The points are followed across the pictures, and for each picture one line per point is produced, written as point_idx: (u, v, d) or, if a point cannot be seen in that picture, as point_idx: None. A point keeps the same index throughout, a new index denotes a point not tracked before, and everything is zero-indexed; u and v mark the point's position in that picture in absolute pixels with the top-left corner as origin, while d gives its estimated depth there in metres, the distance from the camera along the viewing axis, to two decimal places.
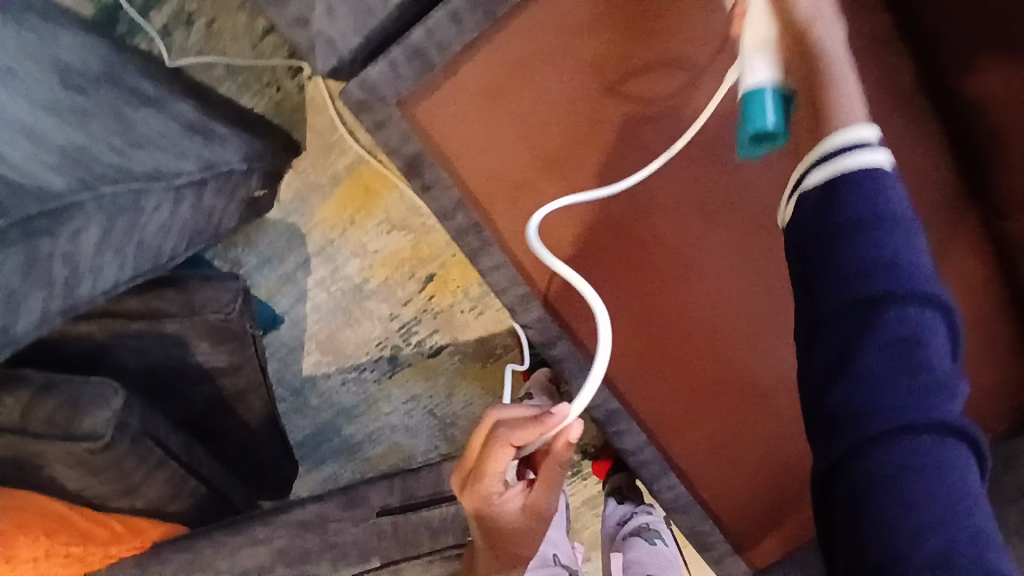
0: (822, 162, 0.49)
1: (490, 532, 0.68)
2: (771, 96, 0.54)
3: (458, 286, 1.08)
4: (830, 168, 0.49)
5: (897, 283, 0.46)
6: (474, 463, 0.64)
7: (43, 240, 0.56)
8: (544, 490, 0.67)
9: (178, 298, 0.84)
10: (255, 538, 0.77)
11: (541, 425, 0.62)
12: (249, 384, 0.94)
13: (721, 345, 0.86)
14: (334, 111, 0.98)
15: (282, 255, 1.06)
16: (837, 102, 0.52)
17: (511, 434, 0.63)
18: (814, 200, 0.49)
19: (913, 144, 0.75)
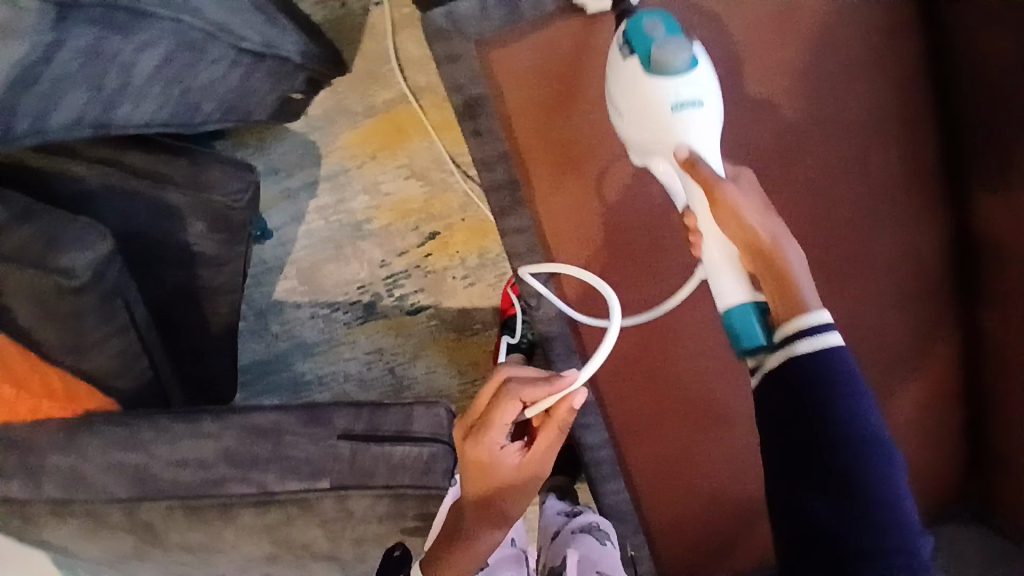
0: (803, 341, 0.58)
1: (479, 482, 0.69)
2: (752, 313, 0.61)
3: (457, 252, 1.07)
4: (805, 348, 0.58)
5: (862, 430, 0.56)
6: (483, 413, 0.67)
7: (112, 39, 0.56)
8: (541, 453, 0.68)
9: (188, 169, 0.79)
10: (201, 431, 0.72)
11: (550, 384, 0.65)
12: (227, 285, 0.88)
13: (702, 370, 0.89)
14: (392, 43, 0.98)
15: (292, 171, 1.04)
16: (803, 293, 0.59)
17: (521, 390, 0.66)
18: (793, 374, 0.58)
19: (916, 224, 0.83)
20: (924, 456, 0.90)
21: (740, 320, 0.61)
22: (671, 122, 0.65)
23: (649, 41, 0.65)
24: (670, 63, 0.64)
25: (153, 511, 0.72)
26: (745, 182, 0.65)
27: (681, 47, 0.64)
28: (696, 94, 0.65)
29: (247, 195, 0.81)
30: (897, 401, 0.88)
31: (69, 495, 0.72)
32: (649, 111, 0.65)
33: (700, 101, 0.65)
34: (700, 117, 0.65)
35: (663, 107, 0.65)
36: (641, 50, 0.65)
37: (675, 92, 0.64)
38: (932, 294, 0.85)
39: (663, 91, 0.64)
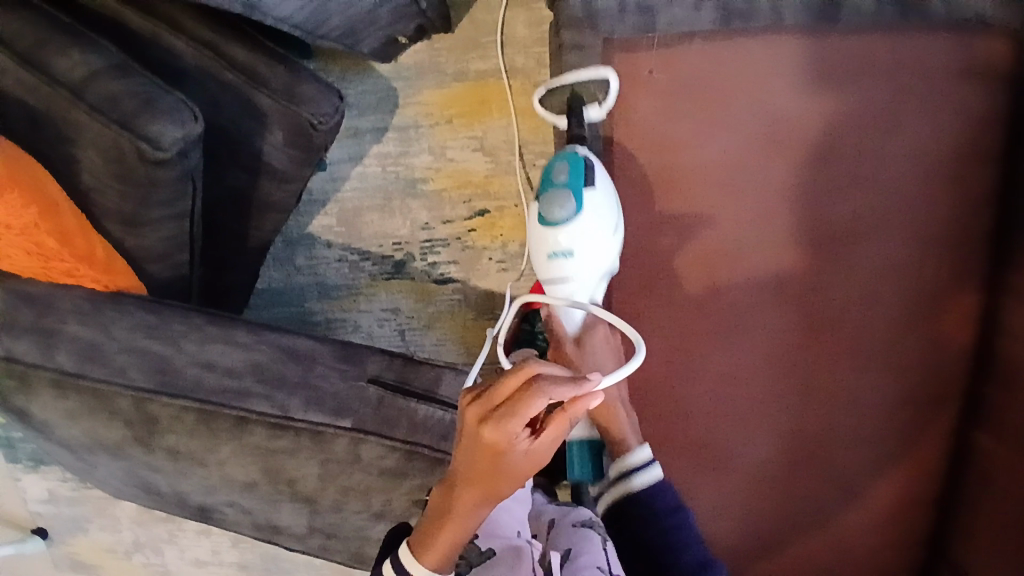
0: (636, 478, 0.72)
1: (484, 468, 0.66)
2: (579, 449, 0.80)
3: (501, 236, 1.07)
4: (640, 483, 0.72)
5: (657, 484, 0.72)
6: (507, 401, 0.62)
7: None
8: (550, 441, 0.66)
9: (285, 79, 0.77)
10: (233, 339, 0.71)
11: (578, 384, 0.63)
12: (281, 203, 0.87)
13: (721, 424, 0.86)
14: (500, 18, 0.98)
15: (364, 111, 1.03)
16: (621, 428, 0.76)
17: (554, 387, 0.62)
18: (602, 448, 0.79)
19: (946, 327, 0.82)
20: (886, 549, 0.88)
21: (577, 452, 0.80)
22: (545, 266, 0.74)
23: (549, 186, 0.73)
24: (553, 214, 0.72)
25: (164, 407, 0.70)
26: (596, 334, 0.76)
27: (563, 200, 0.71)
28: (570, 245, 0.72)
29: (334, 120, 0.81)
30: (871, 493, 0.87)
31: (82, 370, 0.69)
32: (535, 246, 0.74)
33: (573, 251, 0.72)
34: (573, 266, 0.73)
35: (543, 251, 0.73)
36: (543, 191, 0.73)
37: (552, 243, 0.72)
38: (935, 399, 0.84)
39: (544, 238, 0.72)
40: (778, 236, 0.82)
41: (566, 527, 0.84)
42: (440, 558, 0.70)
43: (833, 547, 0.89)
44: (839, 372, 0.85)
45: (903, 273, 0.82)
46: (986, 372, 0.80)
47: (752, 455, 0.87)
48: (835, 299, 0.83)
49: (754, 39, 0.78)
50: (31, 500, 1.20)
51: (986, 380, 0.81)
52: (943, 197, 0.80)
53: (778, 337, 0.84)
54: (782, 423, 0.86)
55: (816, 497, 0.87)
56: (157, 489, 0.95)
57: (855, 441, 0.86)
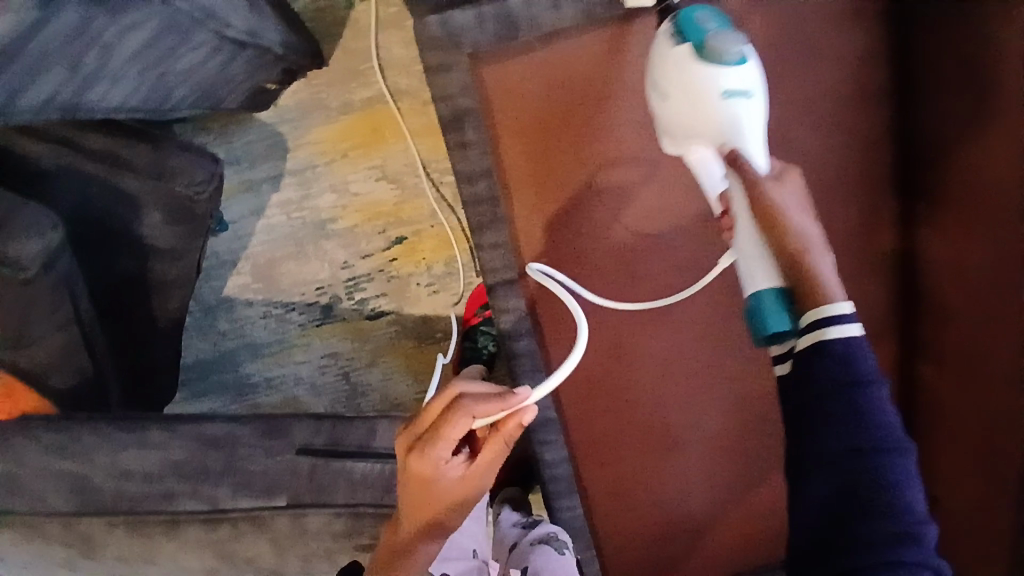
0: (830, 328, 0.52)
1: (420, 497, 0.64)
2: (769, 299, 0.56)
3: (424, 259, 1.04)
4: (837, 336, 0.52)
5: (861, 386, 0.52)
6: (432, 424, 0.61)
7: (99, 14, 0.49)
8: (487, 464, 0.64)
9: (149, 154, 0.73)
10: (149, 441, 0.68)
11: (504, 400, 0.60)
12: (178, 279, 0.82)
13: (665, 397, 0.89)
14: (374, 41, 0.95)
15: (255, 161, 0.98)
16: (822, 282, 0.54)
17: (475, 406, 0.60)
18: (826, 365, 0.52)
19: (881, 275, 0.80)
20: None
21: (762, 304, 0.57)
22: (714, 111, 0.57)
23: (705, 27, 0.57)
24: (721, 51, 0.56)
25: (93, 524, 0.67)
26: (789, 175, 0.58)
27: (730, 36, 0.56)
28: (747, 85, 0.58)
29: (211, 187, 0.77)
30: None
31: (3, 504, 0.66)
32: (695, 96, 0.58)
33: (750, 92, 0.58)
34: (744, 109, 0.58)
35: (710, 93, 0.57)
36: (692, 39, 0.57)
37: (727, 87, 0.57)
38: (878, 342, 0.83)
39: (705, 76, 0.57)
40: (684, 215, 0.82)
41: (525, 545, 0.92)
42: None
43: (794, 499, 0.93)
44: None
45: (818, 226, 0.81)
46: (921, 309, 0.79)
47: (697, 429, 0.90)
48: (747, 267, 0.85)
49: (623, 24, 0.74)
50: None
51: None
52: (864, 140, 0.71)
53: (705, 313, 0.86)
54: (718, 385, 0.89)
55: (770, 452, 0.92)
56: None
57: None
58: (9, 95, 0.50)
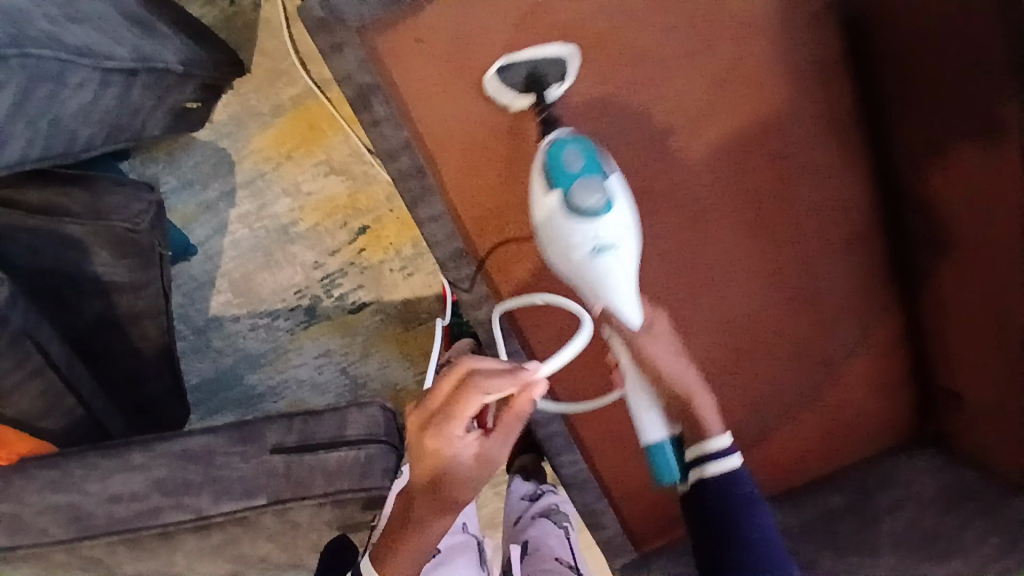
0: (709, 464, 0.69)
1: (435, 480, 0.61)
2: (670, 449, 0.74)
3: (391, 244, 1.04)
4: (713, 471, 0.69)
5: (738, 488, 0.69)
6: (443, 404, 0.57)
7: None
8: (502, 441, 0.61)
9: (84, 198, 0.77)
10: (130, 463, 0.71)
11: (519, 376, 0.57)
12: (149, 308, 0.86)
13: None
14: (289, 38, 0.96)
15: (206, 181, 1.00)
16: (699, 413, 0.72)
17: (489, 383, 0.56)
18: (710, 504, 0.69)
19: (841, 173, 0.81)
20: (865, 389, 0.89)
21: (660, 453, 0.74)
22: (589, 270, 0.68)
23: (577, 178, 0.67)
24: (584, 205, 0.66)
25: (97, 545, 0.72)
26: (660, 329, 0.74)
27: (596, 189, 0.66)
28: (614, 237, 0.67)
29: (151, 215, 0.79)
30: (832, 344, 0.87)
31: (14, 541, 0.71)
32: (565, 246, 0.67)
33: (615, 246, 0.67)
34: (617, 259, 0.68)
35: (583, 251, 0.67)
36: (563, 183, 0.66)
37: (592, 237, 0.66)
38: (865, 233, 0.83)
39: (583, 235, 0.66)
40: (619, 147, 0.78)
41: (527, 518, 0.92)
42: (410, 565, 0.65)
43: (819, 409, 0.89)
44: (748, 252, 0.82)
45: (762, 133, 0.79)
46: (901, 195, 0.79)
47: (698, 362, 0.85)
48: (703, 191, 0.80)
49: None
50: None
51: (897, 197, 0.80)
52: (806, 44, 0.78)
53: (674, 241, 0.81)
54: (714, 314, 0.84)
55: (784, 371, 0.87)
56: None
57: (783, 308, 0.85)
58: None
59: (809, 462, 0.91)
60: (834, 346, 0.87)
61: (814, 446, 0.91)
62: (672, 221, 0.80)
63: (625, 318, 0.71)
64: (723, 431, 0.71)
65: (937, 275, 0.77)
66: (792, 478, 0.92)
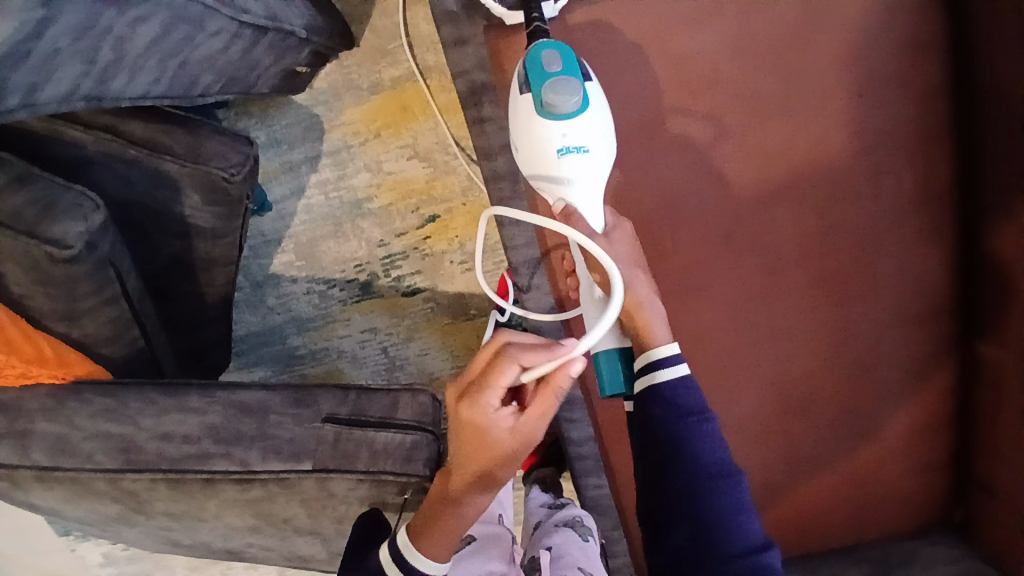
0: (656, 369, 0.64)
1: (473, 445, 0.66)
2: (613, 362, 0.69)
3: (456, 237, 1.05)
4: (662, 375, 0.63)
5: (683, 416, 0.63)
6: (480, 373, 0.64)
7: (108, 11, 0.55)
8: (536, 418, 0.64)
9: (185, 139, 0.78)
10: (187, 406, 0.72)
11: (549, 349, 0.60)
12: (222, 256, 0.88)
13: (702, 378, 0.84)
14: (402, 19, 0.96)
15: (294, 143, 1.02)
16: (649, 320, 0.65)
17: (522, 355, 0.62)
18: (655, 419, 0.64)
19: (927, 256, 0.80)
20: (910, 475, 0.87)
21: (606, 364, 0.69)
22: (554, 166, 0.65)
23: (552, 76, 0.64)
24: (555, 102, 0.63)
25: (136, 483, 0.71)
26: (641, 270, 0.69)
27: (570, 89, 0.63)
28: (583, 139, 0.64)
29: (246, 168, 0.81)
30: (882, 424, 0.85)
31: (56, 462, 0.70)
32: (539, 145, 0.65)
33: (585, 146, 0.64)
34: (585, 162, 0.65)
35: (548, 150, 0.65)
36: (536, 88, 0.64)
37: (561, 135, 0.64)
38: (939, 320, 0.82)
39: (551, 132, 0.64)
40: (710, 187, 0.78)
41: (550, 526, 0.92)
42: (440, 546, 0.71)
43: (858, 490, 0.87)
44: (816, 314, 0.82)
45: (855, 201, 0.79)
46: (985, 290, 0.78)
47: (746, 412, 0.85)
48: (784, 244, 0.80)
49: None
50: (91, 566, 1.19)
51: (975, 289, 0.80)
52: (921, 119, 0.77)
53: (747, 288, 0.81)
54: (767, 367, 0.84)
55: (831, 437, 0.86)
56: (182, 542, 0.98)
57: (840, 376, 0.84)
58: (28, 94, 0.55)
59: (838, 537, 0.89)
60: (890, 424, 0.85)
61: (846, 522, 0.89)
62: (750, 269, 0.81)
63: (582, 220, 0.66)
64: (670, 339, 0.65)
65: (1004, 373, 0.77)
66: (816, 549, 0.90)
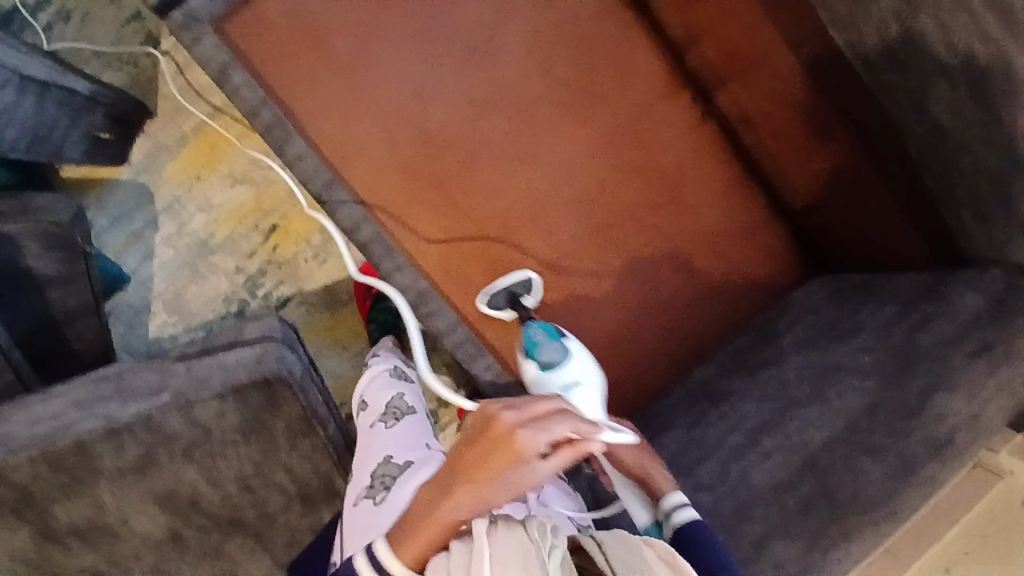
0: (678, 515, 0.77)
1: (477, 459, 0.66)
2: (648, 530, 0.81)
3: (300, 236, 1.17)
4: (682, 519, 0.76)
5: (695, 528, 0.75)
6: (541, 410, 0.66)
7: None
8: (560, 464, 0.66)
9: (14, 203, 0.91)
10: (50, 393, 0.78)
11: (591, 427, 0.67)
12: (79, 306, 0.97)
13: (518, 219, 1.00)
14: (179, 83, 1.16)
15: (132, 214, 1.16)
16: (655, 483, 0.81)
17: (574, 419, 0.67)
18: (681, 534, 0.75)
19: (633, 52, 1.02)
20: (721, 219, 1.06)
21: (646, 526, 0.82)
22: (556, 399, 0.84)
23: (536, 344, 0.88)
24: (551, 360, 0.86)
25: (18, 472, 0.74)
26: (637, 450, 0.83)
27: (554, 348, 0.86)
28: (575, 377, 0.85)
29: (73, 211, 0.96)
30: (681, 189, 1.05)
31: None
32: (540, 386, 0.86)
33: (574, 384, 0.84)
34: (579, 394, 0.84)
35: (552, 386, 0.85)
36: (531, 353, 0.88)
37: (557, 379, 0.85)
38: (671, 93, 1.04)
39: (553, 382, 0.85)
40: (446, 68, 0.95)
41: None
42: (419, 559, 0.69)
43: (690, 247, 1.05)
44: (583, 131, 1.01)
45: (556, 36, 0.99)
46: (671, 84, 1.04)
47: (571, 231, 1.01)
48: (520, 91, 0.98)
49: None
50: None
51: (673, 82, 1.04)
52: None
53: (518, 134, 0.99)
54: (566, 188, 1.01)
55: (647, 250, 1.04)
56: None
57: (628, 167, 1.03)
58: None
59: (691, 333, 1.05)
60: (683, 218, 1.05)
61: (690, 314, 1.05)
62: (515, 118, 0.98)
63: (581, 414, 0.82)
64: (675, 491, 0.80)
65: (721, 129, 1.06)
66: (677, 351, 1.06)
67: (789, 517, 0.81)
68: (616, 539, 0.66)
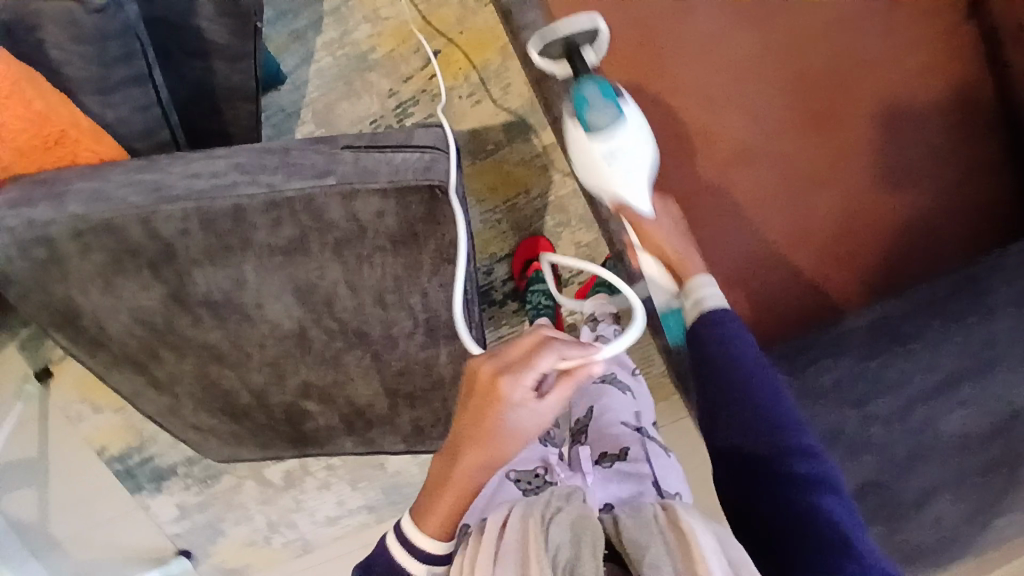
0: (707, 298, 0.68)
1: (475, 420, 0.56)
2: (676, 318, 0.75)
3: (461, 70, 1.09)
4: (711, 301, 0.67)
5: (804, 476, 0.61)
6: (514, 353, 0.54)
7: None
8: (557, 402, 0.55)
9: None
10: (213, 154, 0.75)
11: (586, 350, 0.54)
12: (239, 86, 0.93)
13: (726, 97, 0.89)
14: None
15: (297, 11, 1.11)
16: (683, 264, 0.72)
17: (562, 347, 0.54)
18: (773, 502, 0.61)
19: None
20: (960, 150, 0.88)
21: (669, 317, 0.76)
22: (606, 171, 0.73)
23: (587, 96, 0.71)
24: (599, 121, 0.71)
25: (168, 225, 0.71)
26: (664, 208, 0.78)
27: (609, 109, 0.71)
28: (624, 145, 0.72)
29: None
30: (919, 102, 0.89)
31: (90, 209, 0.70)
32: (586, 155, 0.73)
33: (625, 151, 0.72)
34: (632, 163, 0.73)
35: (595, 155, 0.72)
36: (579, 114, 0.72)
37: (603, 146, 0.72)
38: None
39: (598, 150, 0.72)
40: None
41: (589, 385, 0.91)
42: (445, 527, 0.64)
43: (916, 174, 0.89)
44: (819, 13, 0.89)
45: None
46: None
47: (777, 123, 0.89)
48: None
49: None
50: None
51: None
52: None
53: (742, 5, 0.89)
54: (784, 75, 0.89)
55: (863, 167, 0.89)
56: (236, 399, 0.96)
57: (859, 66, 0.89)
58: None
59: (876, 273, 0.89)
60: (911, 135, 0.89)
61: (894, 249, 0.89)
62: None
63: (638, 209, 0.75)
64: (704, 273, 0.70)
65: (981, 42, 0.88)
66: (830, 285, 0.89)
67: (962, 472, 0.71)
68: (634, 514, 0.59)
